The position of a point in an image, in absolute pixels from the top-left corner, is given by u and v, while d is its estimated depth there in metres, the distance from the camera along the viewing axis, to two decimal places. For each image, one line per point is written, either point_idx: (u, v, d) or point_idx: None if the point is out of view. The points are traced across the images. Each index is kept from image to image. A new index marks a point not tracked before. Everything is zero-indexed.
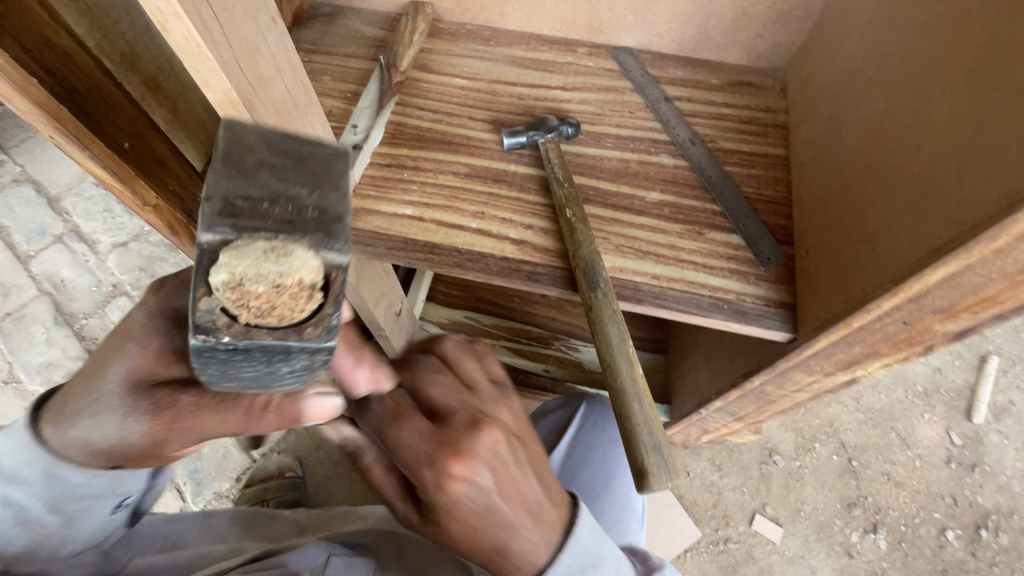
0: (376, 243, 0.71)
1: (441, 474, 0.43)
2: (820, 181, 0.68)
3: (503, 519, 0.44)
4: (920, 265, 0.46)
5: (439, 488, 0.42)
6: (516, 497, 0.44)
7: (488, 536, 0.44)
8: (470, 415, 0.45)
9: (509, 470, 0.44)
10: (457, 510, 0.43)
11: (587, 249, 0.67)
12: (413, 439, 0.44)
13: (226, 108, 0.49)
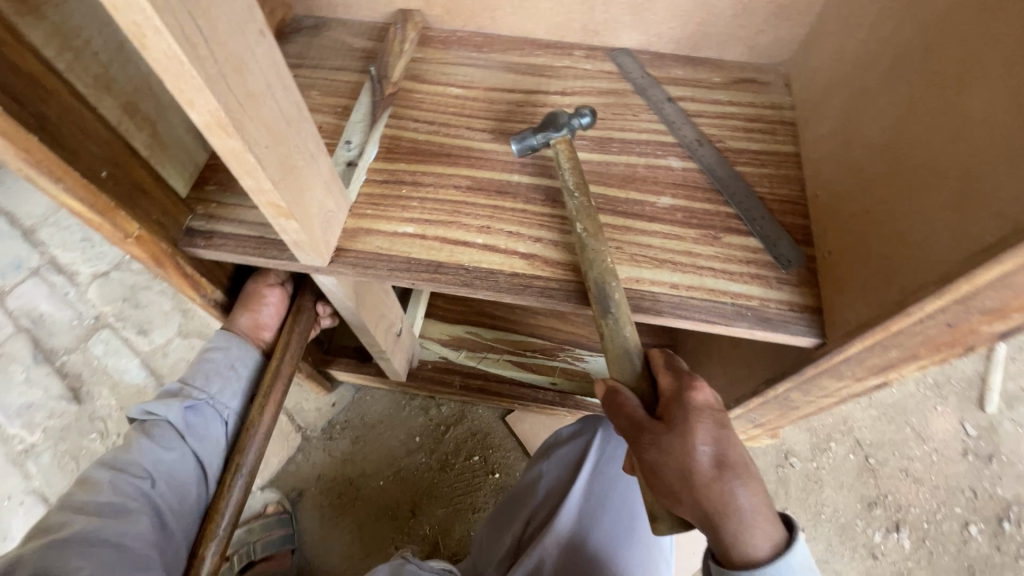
0: (377, 265, 0.67)
1: (705, 424, 0.53)
2: (838, 179, 0.65)
3: (735, 489, 0.51)
4: (969, 265, 0.43)
5: (696, 433, 0.52)
6: (747, 478, 0.52)
7: (712, 494, 0.50)
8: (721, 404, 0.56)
9: (743, 457, 0.53)
10: (701, 460, 0.51)
11: (597, 266, 0.63)
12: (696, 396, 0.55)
13: (214, 131, 0.44)
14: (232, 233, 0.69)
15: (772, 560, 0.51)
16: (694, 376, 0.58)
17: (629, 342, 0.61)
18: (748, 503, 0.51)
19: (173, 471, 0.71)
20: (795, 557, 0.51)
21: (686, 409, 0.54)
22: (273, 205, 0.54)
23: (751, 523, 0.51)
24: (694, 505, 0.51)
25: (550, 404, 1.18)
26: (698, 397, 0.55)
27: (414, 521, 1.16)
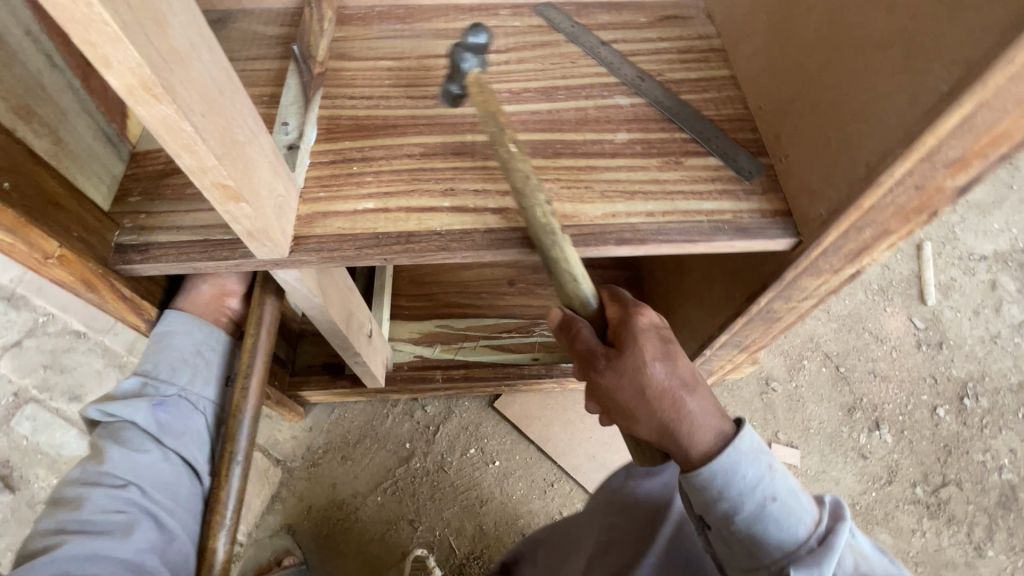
0: (343, 247, 0.62)
1: (652, 345, 0.56)
2: (780, 85, 0.68)
3: (683, 398, 0.54)
4: (929, 118, 0.45)
5: (642, 353, 0.55)
6: (694, 387, 0.55)
7: (661, 405, 0.54)
8: (665, 327, 0.59)
9: (687, 370, 0.56)
10: (650, 377, 0.55)
11: (539, 225, 0.60)
12: (639, 321, 0.58)
13: (139, 96, 0.39)
14: (172, 242, 0.62)
15: (721, 450, 0.52)
16: (638, 304, 0.61)
17: (577, 292, 0.61)
18: (697, 409, 0.54)
19: (156, 473, 0.64)
20: (744, 441, 0.52)
21: (635, 333, 0.57)
22: (219, 185, 0.49)
23: (704, 424, 0.53)
24: (649, 418, 0.55)
25: (537, 377, 1.15)
26: (645, 320, 0.59)
27: (417, 531, 1.10)
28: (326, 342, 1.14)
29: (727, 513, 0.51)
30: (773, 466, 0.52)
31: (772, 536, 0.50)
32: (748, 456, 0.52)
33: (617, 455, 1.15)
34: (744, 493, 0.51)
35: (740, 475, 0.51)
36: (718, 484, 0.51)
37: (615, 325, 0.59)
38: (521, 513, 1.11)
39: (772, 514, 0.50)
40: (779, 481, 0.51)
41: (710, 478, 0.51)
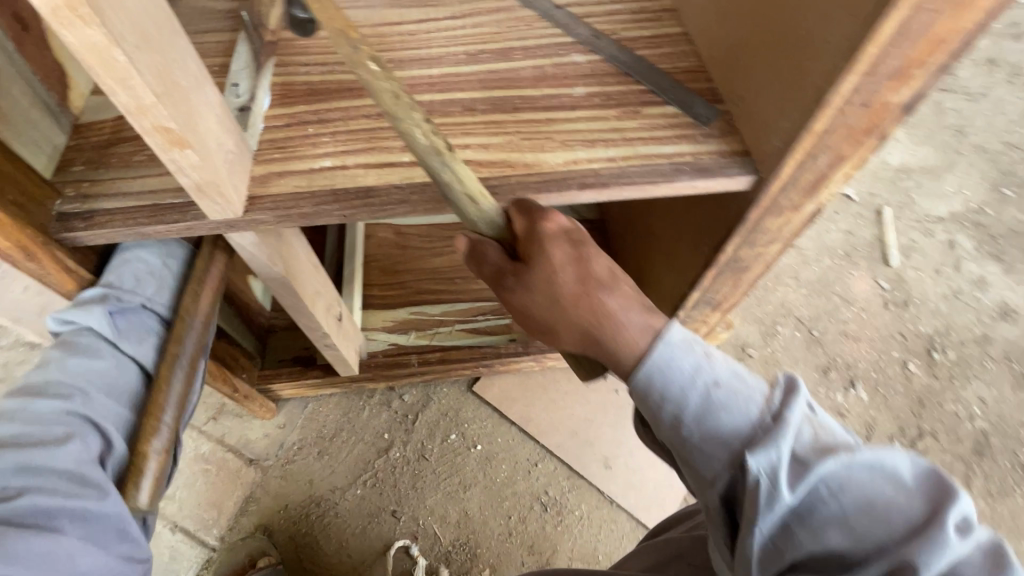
0: (302, 204, 0.60)
1: (560, 252, 0.56)
2: (730, 31, 0.69)
3: (600, 302, 0.54)
4: (869, 27, 0.46)
5: (552, 265, 0.56)
6: (611, 289, 0.55)
7: (580, 314, 0.54)
8: (577, 231, 0.58)
9: (601, 272, 0.56)
10: (564, 288, 0.56)
11: (420, 145, 0.55)
12: (546, 228, 0.57)
13: (65, 17, 0.37)
14: (118, 207, 0.59)
15: (655, 346, 0.49)
16: (545, 209, 0.59)
17: (478, 212, 0.57)
18: (618, 311, 0.53)
19: (110, 378, 0.59)
20: (674, 333, 0.50)
21: (542, 242, 0.57)
22: (162, 128, 0.47)
23: (624, 320, 0.53)
24: (572, 330, 0.56)
25: (515, 355, 1.14)
26: (550, 225, 0.57)
27: (399, 521, 1.06)
28: (296, 333, 1.11)
29: (675, 416, 0.47)
30: (710, 353, 0.48)
31: (722, 427, 0.45)
32: (681, 347, 0.49)
33: (600, 430, 1.13)
34: (683, 387, 0.47)
35: (677, 368, 0.48)
36: (658, 385, 0.48)
37: (520, 237, 0.58)
38: (506, 495, 1.09)
39: (717, 401, 0.46)
40: (720, 365, 0.48)
41: (649, 379, 0.48)
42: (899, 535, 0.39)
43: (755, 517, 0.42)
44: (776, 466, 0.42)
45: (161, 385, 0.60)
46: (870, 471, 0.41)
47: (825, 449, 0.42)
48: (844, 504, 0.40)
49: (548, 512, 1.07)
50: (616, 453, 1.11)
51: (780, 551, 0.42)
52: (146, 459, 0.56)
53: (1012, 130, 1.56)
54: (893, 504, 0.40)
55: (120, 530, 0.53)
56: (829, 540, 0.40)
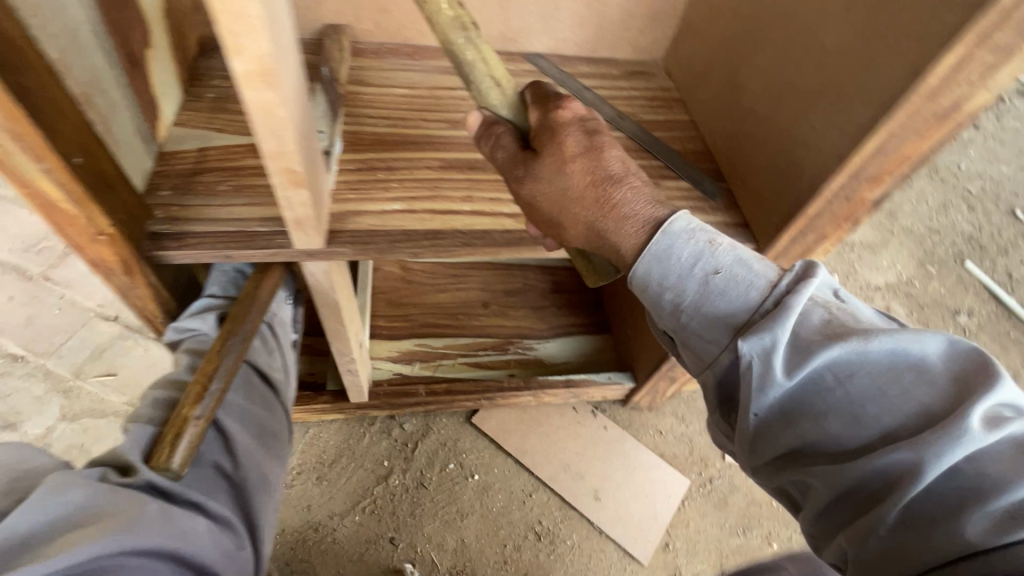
0: (375, 240, 0.68)
1: (572, 148, 0.63)
2: (733, 126, 0.84)
3: (604, 191, 0.63)
4: (856, 144, 0.61)
5: (564, 159, 0.63)
6: (616, 181, 0.63)
7: (587, 204, 0.63)
8: (591, 130, 0.65)
9: (608, 166, 0.64)
10: (573, 181, 0.63)
11: (445, 21, 0.59)
12: (561, 125, 0.64)
13: (251, 80, 0.45)
14: (207, 232, 0.65)
15: (655, 237, 0.61)
16: (558, 102, 0.66)
17: (494, 99, 0.65)
18: (623, 202, 0.62)
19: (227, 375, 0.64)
20: (680, 225, 0.60)
21: (556, 140, 0.63)
22: (288, 170, 0.54)
23: (625, 210, 0.62)
24: (578, 220, 0.64)
25: (516, 389, 1.20)
26: (566, 119, 0.65)
27: (398, 548, 1.08)
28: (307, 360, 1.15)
29: (674, 305, 0.61)
30: (713, 242, 0.60)
31: (721, 309, 0.59)
32: (683, 237, 0.60)
33: (591, 463, 1.21)
34: (684, 274, 0.60)
35: (677, 258, 0.60)
36: (663, 275, 0.61)
37: (538, 128, 0.65)
38: (502, 524, 1.13)
39: (714, 285, 0.59)
40: (720, 257, 0.59)
41: (651, 271, 0.61)
42: (905, 421, 0.49)
43: (759, 398, 0.55)
44: (768, 349, 0.55)
45: (216, 356, 0.60)
46: (887, 363, 0.51)
47: (835, 338, 0.53)
48: (849, 391, 0.52)
49: (541, 541, 1.12)
50: (605, 486, 1.19)
51: (781, 431, 0.55)
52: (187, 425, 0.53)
53: (932, 218, 1.84)
54: (904, 394, 0.50)
55: (235, 526, 0.54)
56: (830, 423, 0.52)
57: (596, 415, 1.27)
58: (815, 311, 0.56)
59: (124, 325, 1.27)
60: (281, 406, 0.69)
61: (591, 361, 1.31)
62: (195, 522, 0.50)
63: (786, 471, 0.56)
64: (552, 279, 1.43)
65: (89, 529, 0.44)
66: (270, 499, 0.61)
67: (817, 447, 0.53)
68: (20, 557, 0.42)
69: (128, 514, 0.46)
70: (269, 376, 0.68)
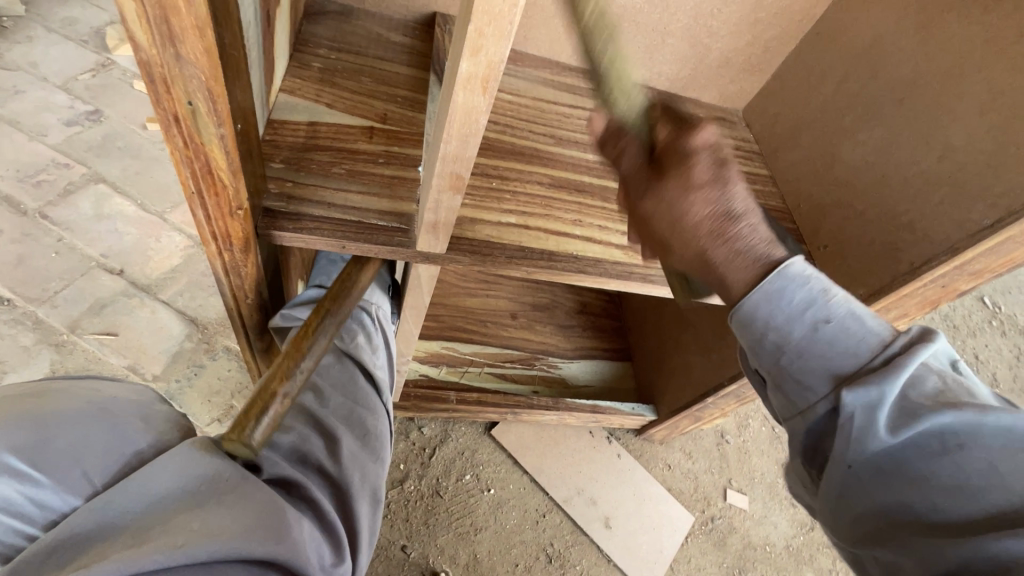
0: (494, 253, 0.66)
1: (705, 169, 0.51)
2: (821, 193, 0.86)
3: (729, 231, 0.52)
4: (974, 239, 0.67)
5: (687, 190, 0.51)
6: (740, 216, 0.52)
7: (706, 241, 0.52)
8: (718, 158, 0.51)
9: (735, 203, 0.52)
10: (693, 216, 0.51)
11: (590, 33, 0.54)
12: (695, 149, 0.51)
13: (472, 84, 0.43)
14: (324, 216, 0.60)
15: (768, 275, 0.51)
16: (695, 120, 0.52)
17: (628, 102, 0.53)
18: (741, 237, 0.52)
19: (333, 375, 0.70)
20: (795, 264, 0.51)
21: (686, 157, 0.51)
22: (454, 174, 0.52)
23: (736, 249, 0.52)
24: (687, 249, 0.53)
25: (544, 408, 1.18)
26: (699, 139, 0.51)
27: (409, 558, 1.05)
28: None
29: (776, 344, 0.52)
30: (830, 291, 0.51)
31: (824, 357, 0.50)
32: (799, 280, 0.51)
33: (602, 489, 1.22)
34: (790, 317, 0.51)
35: (789, 300, 0.51)
36: (764, 309, 0.51)
37: (664, 145, 0.53)
38: (514, 542, 1.12)
39: (820, 336, 0.50)
40: (834, 307, 0.50)
41: (757, 308, 0.51)
42: (1018, 505, 0.40)
43: (849, 451, 0.47)
44: (874, 404, 0.47)
45: (309, 333, 0.58)
46: (1005, 439, 0.42)
47: (947, 403, 0.45)
48: (959, 460, 0.43)
49: (551, 563, 1.12)
50: (615, 514, 1.20)
51: (869, 488, 0.46)
52: (272, 400, 0.52)
53: None
54: (1018, 475, 0.41)
55: (336, 533, 0.56)
56: (928, 489, 0.43)
57: (611, 442, 1.28)
58: (928, 378, 0.48)
59: (129, 282, 1.17)
60: (383, 407, 0.73)
61: (612, 388, 1.31)
62: (302, 525, 0.52)
63: (871, 545, 0.46)
64: (580, 300, 1.43)
65: (217, 520, 0.47)
66: (372, 509, 0.63)
67: (905, 515, 0.44)
68: (158, 518, 0.47)
69: (254, 516, 0.49)
70: (373, 377, 0.73)
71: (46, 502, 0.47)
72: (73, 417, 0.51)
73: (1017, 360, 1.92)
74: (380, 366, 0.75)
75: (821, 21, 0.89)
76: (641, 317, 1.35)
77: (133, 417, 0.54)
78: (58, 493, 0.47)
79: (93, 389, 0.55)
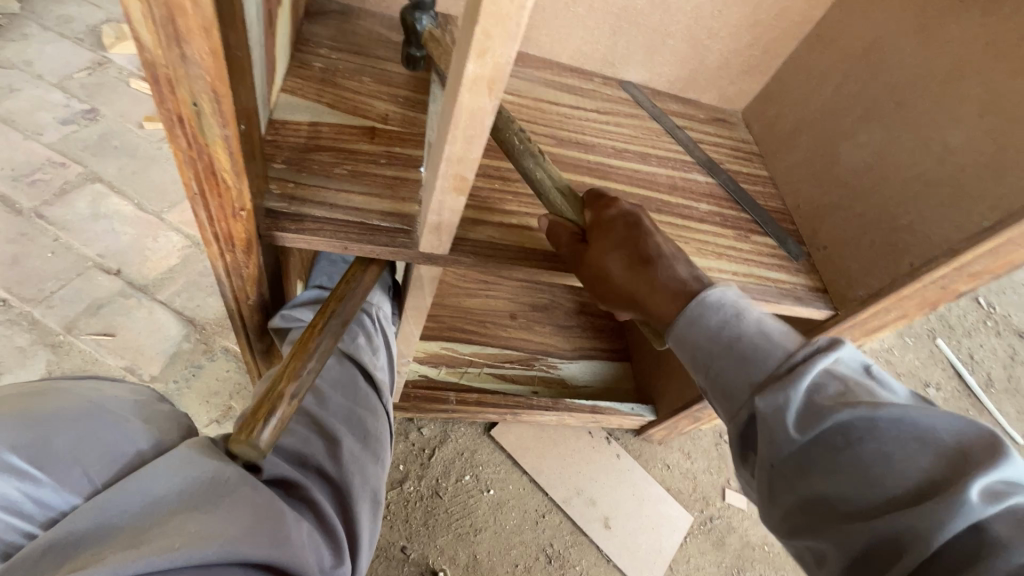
0: (497, 254, 0.66)
1: (621, 231, 0.60)
2: (821, 195, 0.87)
3: (654, 276, 0.58)
4: (972, 240, 0.67)
5: (608, 249, 0.59)
6: (662, 264, 0.59)
7: (635, 289, 0.58)
8: (629, 223, 0.60)
9: (655, 257, 0.59)
10: (619, 267, 0.58)
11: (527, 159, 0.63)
12: (612, 219, 0.60)
13: (478, 85, 0.43)
14: (326, 217, 0.60)
15: (686, 308, 0.56)
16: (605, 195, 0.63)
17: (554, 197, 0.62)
18: (665, 283, 0.58)
19: (333, 376, 0.70)
20: (709, 295, 0.56)
21: (605, 223, 0.60)
22: (458, 176, 0.51)
23: (661, 288, 0.58)
24: (625, 303, 0.59)
25: (543, 408, 1.18)
26: (611, 210, 0.61)
27: (409, 559, 1.05)
28: None
29: (702, 364, 0.55)
30: (740, 313, 0.55)
31: (741, 370, 0.52)
32: (715, 307, 0.55)
33: (602, 490, 1.22)
34: (706, 341, 0.55)
35: (706, 325, 0.55)
36: (688, 337, 0.55)
37: (590, 217, 0.61)
38: (514, 543, 1.12)
39: (737, 354, 0.53)
40: (746, 326, 0.54)
41: (681, 335, 0.56)
42: (911, 490, 0.41)
43: (768, 452, 0.49)
44: (782, 408, 0.48)
45: (314, 333, 0.58)
46: (897, 429, 0.43)
47: (845, 402, 0.46)
48: (859, 453, 0.44)
49: (551, 564, 1.12)
50: (615, 514, 1.20)
51: (794, 483, 0.47)
52: (276, 403, 0.52)
53: None
54: (909, 459, 0.42)
55: (335, 532, 0.55)
56: (840, 479, 0.44)
57: (610, 442, 1.28)
58: (829, 380, 0.49)
59: (126, 282, 1.16)
60: (383, 407, 0.73)
61: (611, 388, 1.32)
62: (300, 527, 0.52)
63: (801, 535, 0.47)
64: (579, 300, 1.43)
65: (215, 523, 0.46)
66: (372, 510, 0.62)
67: (823, 506, 0.45)
68: (156, 519, 0.46)
69: (252, 520, 0.48)
70: (373, 378, 0.72)
71: (45, 500, 0.46)
72: (73, 416, 0.50)
73: (1011, 359, 1.93)
74: (381, 367, 0.75)
75: (820, 23, 0.90)
76: None
77: (134, 420, 0.54)
78: (58, 492, 0.46)
79: (93, 391, 0.55)
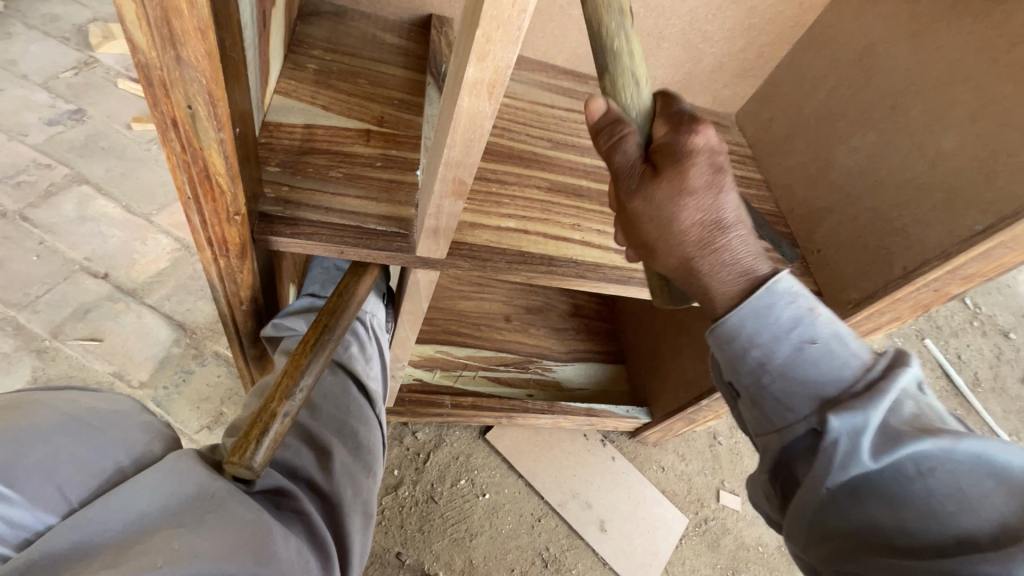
0: (494, 258, 0.65)
1: (703, 176, 0.48)
2: (815, 198, 0.87)
3: (720, 237, 0.49)
4: (966, 244, 0.67)
5: (679, 196, 0.48)
6: (734, 223, 0.49)
7: (696, 245, 0.49)
8: (715, 165, 0.48)
9: (728, 210, 0.49)
10: (683, 220, 0.48)
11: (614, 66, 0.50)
12: (695, 157, 0.48)
13: (478, 88, 0.42)
14: (321, 221, 0.59)
15: (755, 291, 0.48)
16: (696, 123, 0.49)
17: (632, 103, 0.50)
18: (731, 245, 0.49)
19: (326, 386, 0.69)
20: (782, 281, 0.48)
21: (684, 161, 0.48)
22: (457, 180, 0.51)
23: (723, 257, 0.49)
24: (671, 252, 0.50)
25: (539, 411, 1.17)
26: (696, 143, 0.48)
27: (404, 565, 1.04)
28: None
29: (759, 362, 0.49)
30: (815, 310, 0.48)
31: (807, 378, 0.47)
32: (787, 297, 0.48)
33: (597, 493, 1.22)
34: (776, 336, 0.48)
35: (777, 318, 0.48)
36: (750, 330, 0.48)
37: (659, 144, 0.49)
38: (509, 548, 1.11)
39: (807, 358, 0.48)
40: (821, 327, 0.48)
41: (741, 325, 0.49)
42: (990, 530, 0.39)
43: (824, 475, 0.45)
44: (859, 430, 0.44)
45: (308, 346, 0.58)
46: (972, 463, 0.42)
47: (926, 430, 0.43)
48: (931, 485, 0.42)
49: (547, 568, 1.11)
50: (610, 517, 1.20)
51: (843, 507, 0.44)
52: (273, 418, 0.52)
53: None
54: (985, 497, 0.41)
55: (325, 547, 0.54)
56: (903, 511, 0.42)
57: (605, 445, 1.28)
58: (905, 402, 0.46)
59: (114, 286, 1.14)
60: (376, 417, 0.72)
61: (606, 390, 1.32)
62: (288, 542, 0.51)
63: (840, 561, 0.44)
64: (573, 302, 1.43)
65: (208, 540, 0.45)
66: (364, 523, 0.62)
67: (874, 536, 0.43)
68: (141, 536, 0.44)
69: (245, 538, 0.47)
70: (366, 389, 0.71)
71: (19, 520, 0.43)
72: (51, 430, 0.48)
73: (997, 359, 1.96)
74: (374, 377, 0.74)
75: (813, 27, 0.90)
76: (634, 320, 1.35)
77: (115, 431, 0.52)
78: (31, 511, 0.44)
79: (71, 402, 0.52)
